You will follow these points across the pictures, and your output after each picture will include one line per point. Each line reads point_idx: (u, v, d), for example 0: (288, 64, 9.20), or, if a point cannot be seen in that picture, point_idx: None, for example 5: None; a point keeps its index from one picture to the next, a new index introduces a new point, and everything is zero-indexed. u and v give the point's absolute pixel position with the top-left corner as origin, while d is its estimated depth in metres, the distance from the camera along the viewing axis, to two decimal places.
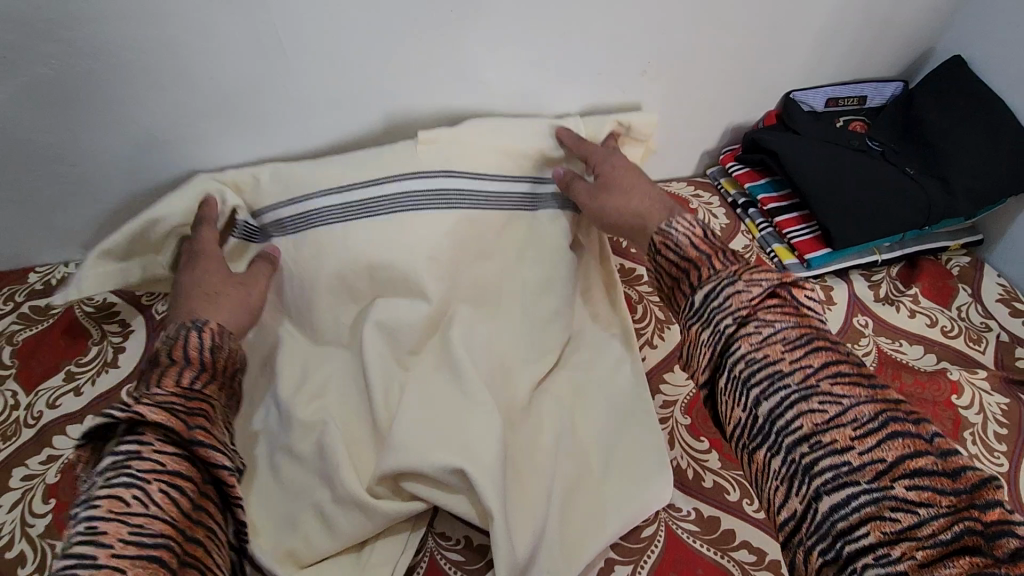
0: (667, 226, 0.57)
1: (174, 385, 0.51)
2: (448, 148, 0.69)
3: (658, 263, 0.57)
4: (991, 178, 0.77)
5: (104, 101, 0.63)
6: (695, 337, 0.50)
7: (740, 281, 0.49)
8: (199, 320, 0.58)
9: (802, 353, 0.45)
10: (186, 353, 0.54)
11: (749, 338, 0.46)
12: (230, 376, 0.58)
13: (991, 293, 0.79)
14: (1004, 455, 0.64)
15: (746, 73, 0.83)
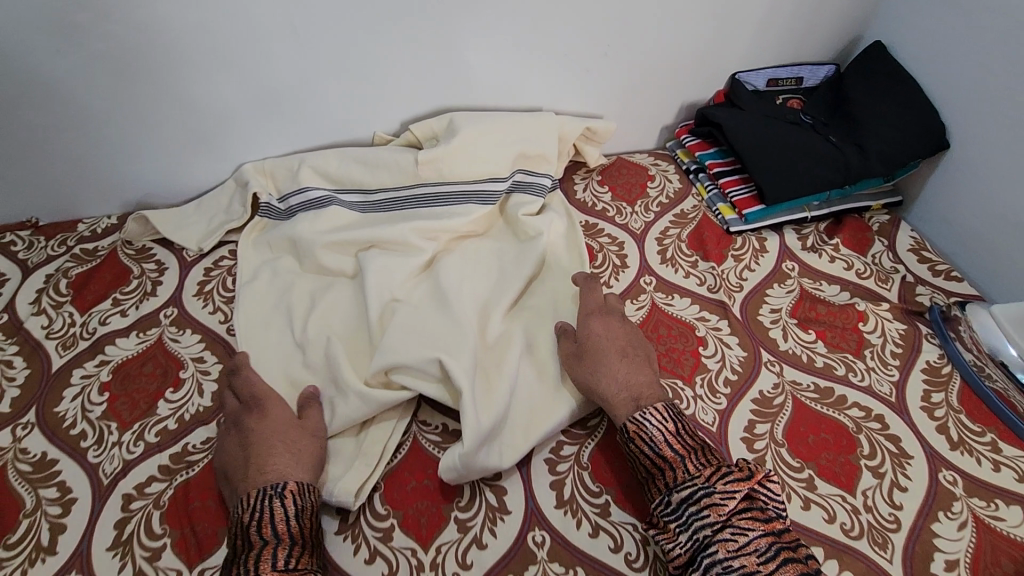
0: (641, 417, 0.63)
1: (273, 571, 0.53)
2: (443, 164, 0.89)
3: (631, 450, 0.63)
4: (902, 143, 0.89)
5: (153, 71, 0.80)
6: (671, 532, 0.57)
7: (716, 491, 0.57)
8: (279, 484, 0.58)
9: (775, 565, 0.52)
10: (275, 530, 0.55)
11: (726, 544, 0.54)
12: (312, 530, 0.59)
13: (904, 244, 0.91)
14: (897, 368, 0.76)
15: (692, 56, 0.97)
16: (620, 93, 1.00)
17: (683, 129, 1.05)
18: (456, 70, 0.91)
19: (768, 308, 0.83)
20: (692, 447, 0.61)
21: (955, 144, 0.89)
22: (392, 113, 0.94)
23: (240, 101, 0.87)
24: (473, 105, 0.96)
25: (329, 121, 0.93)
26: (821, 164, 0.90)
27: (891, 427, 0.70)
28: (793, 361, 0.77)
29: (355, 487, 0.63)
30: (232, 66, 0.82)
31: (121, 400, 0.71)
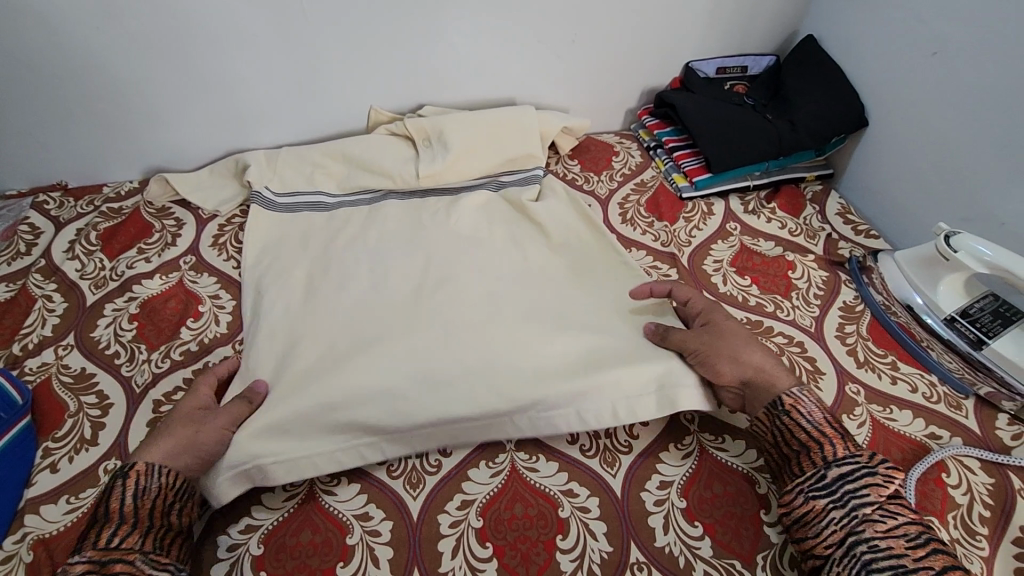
0: (797, 390, 0.66)
1: (94, 549, 0.54)
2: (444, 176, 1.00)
3: (780, 423, 0.65)
4: (828, 119, 1.03)
5: (177, 51, 0.92)
6: (820, 507, 0.59)
7: (879, 474, 0.59)
8: (128, 464, 0.60)
9: (925, 552, 0.53)
10: (115, 507, 0.57)
11: (874, 524, 0.56)
12: (165, 517, 0.59)
13: (832, 208, 1.05)
14: (818, 306, 0.89)
15: (651, 46, 1.11)
16: (589, 78, 1.13)
17: (644, 111, 1.18)
18: (443, 54, 1.03)
19: (712, 259, 0.96)
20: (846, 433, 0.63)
21: (874, 121, 1.02)
22: (386, 92, 1.06)
23: (251, 75, 0.98)
24: (458, 88, 1.09)
25: (330, 98, 1.05)
26: (759, 136, 1.03)
27: (809, 351, 0.83)
28: (730, 300, 0.89)
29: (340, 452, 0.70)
30: (246, 44, 0.94)
31: (149, 327, 0.82)
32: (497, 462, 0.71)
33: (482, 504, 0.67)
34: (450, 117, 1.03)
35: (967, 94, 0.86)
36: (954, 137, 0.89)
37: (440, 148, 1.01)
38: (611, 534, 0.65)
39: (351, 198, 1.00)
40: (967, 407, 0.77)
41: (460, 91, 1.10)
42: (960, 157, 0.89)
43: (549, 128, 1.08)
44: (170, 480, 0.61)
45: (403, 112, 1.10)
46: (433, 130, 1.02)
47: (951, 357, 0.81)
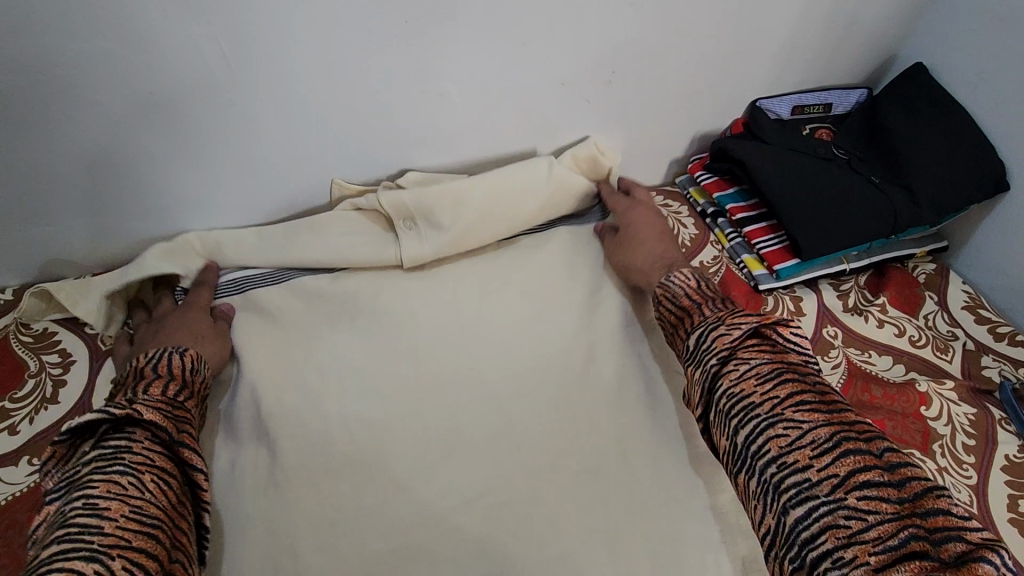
0: (666, 280, 0.68)
1: (159, 395, 0.54)
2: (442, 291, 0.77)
3: (659, 311, 0.68)
4: (955, 187, 0.77)
5: (42, 122, 0.61)
6: (689, 374, 0.57)
7: (724, 325, 0.57)
8: (181, 346, 0.61)
9: (772, 385, 0.51)
10: (168, 368, 0.57)
11: (730, 375, 0.54)
12: (202, 396, 0.61)
13: (957, 301, 0.79)
14: (973, 467, 0.64)
15: (711, 82, 0.83)
16: (627, 124, 0.85)
17: (697, 165, 0.90)
18: (432, 101, 0.74)
19: None
20: (710, 298, 0.63)
21: (1017, 187, 0.77)
22: (356, 158, 0.77)
23: (160, 145, 0.67)
24: (455, 145, 0.80)
25: (275, 168, 0.75)
26: (863, 210, 0.77)
27: None
28: None
29: None
30: (146, 105, 0.63)
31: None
32: None
33: None
34: (435, 186, 0.77)
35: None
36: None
37: (432, 233, 0.78)
38: None
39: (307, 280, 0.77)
40: None
41: (457, 149, 0.81)
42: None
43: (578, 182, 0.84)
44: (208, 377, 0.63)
45: (379, 181, 0.81)
46: (417, 207, 0.77)
47: None
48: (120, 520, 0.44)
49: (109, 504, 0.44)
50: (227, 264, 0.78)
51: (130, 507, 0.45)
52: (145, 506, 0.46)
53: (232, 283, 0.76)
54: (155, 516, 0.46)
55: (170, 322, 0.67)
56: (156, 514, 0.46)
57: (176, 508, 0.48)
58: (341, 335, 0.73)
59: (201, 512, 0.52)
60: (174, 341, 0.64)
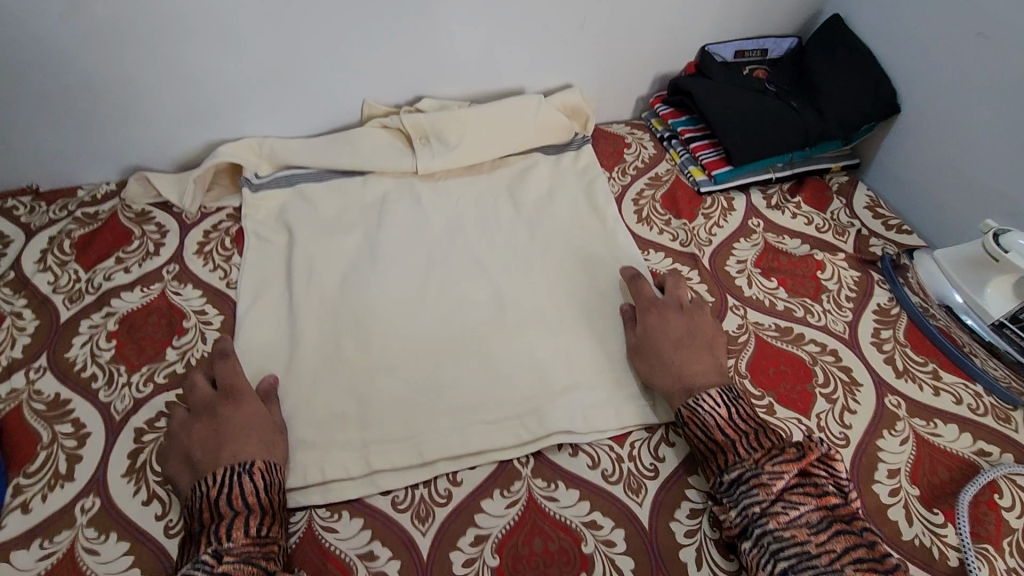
0: (695, 404, 0.65)
1: (245, 537, 0.56)
2: (447, 188, 0.98)
3: (686, 435, 0.66)
4: (858, 108, 0.96)
5: (155, 42, 0.85)
6: (724, 506, 0.60)
7: (765, 473, 0.59)
8: (247, 462, 0.60)
9: (826, 537, 0.55)
10: (246, 501, 0.58)
11: (778, 516, 0.57)
12: (282, 505, 0.62)
13: (861, 202, 0.98)
14: (851, 310, 0.83)
15: (665, 28, 1.03)
16: (597, 64, 1.06)
17: (657, 99, 1.10)
18: (440, 42, 0.95)
19: (735, 260, 0.89)
20: (744, 430, 0.63)
21: (906, 106, 0.95)
22: (379, 82, 0.99)
23: (228, 64, 0.90)
24: (458, 76, 1.01)
25: (317, 87, 0.96)
26: (782, 126, 0.96)
27: (844, 360, 0.77)
28: (757, 304, 0.83)
29: (338, 492, 0.65)
30: (220, 37, 0.87)
31: (129, 346, 0.76)
32: (512, 490, 0.65)
33: (497, 540, 0.61)
34: (446, 112, 0.98)
35: (1004, 80, 0.80)
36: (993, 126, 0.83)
37: (441, 148, 0.97)
38: (640, 570, 0.60)
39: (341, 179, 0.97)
40: (1016, 418, 0.72)
41: (461, 79, 1.02)
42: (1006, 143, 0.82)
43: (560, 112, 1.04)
44: (280, 480, 0.63)
45: (398, 104, 1.03)
46: (430, 126, 0.97)
47: (996, 365, 0.75)
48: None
49: None
50: (280, 165, 0.98)
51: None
52: None
53: (276, 180, 0.96)
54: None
55: (229, 422, 0.63)
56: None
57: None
58: (370, 217, 0.94)
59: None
60: (237, 456, 0.61)
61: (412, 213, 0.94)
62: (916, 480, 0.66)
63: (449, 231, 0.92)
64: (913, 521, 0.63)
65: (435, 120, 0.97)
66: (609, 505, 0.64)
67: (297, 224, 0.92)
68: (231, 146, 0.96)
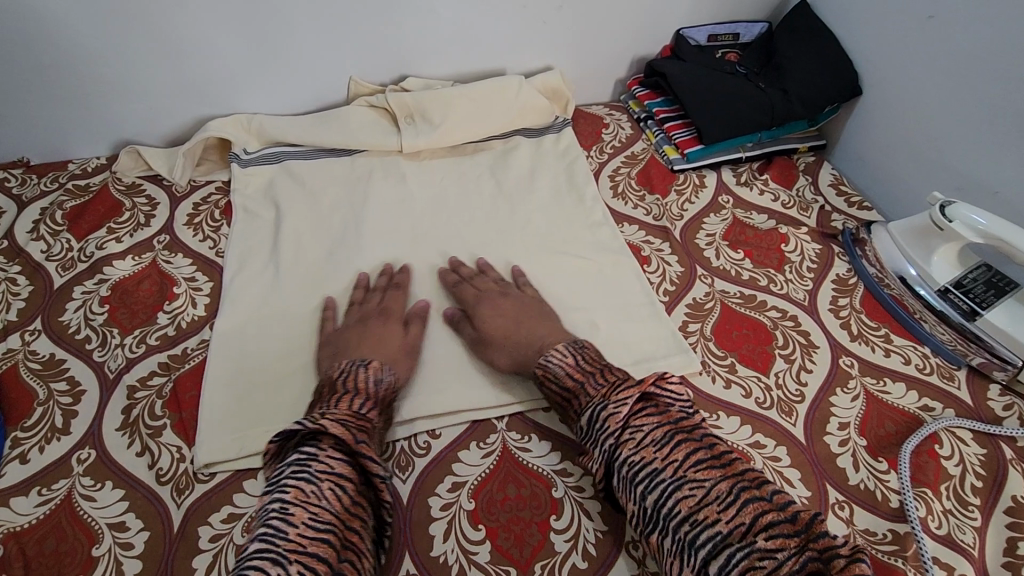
0: (545, 361, 0.69)
1: (346, 408, 0.63)
2: (431, 166, 1.01)
3: (545, 393, 0.69)
4: (821, 89, 1.00)
5: (142, 18, 0.88)
6: (592, 451, 0.63)
7: (610, 404, 0.62)
8: (364, 359, 0.69)
9: (668, 449, 0.58)
10: (355, 384, 0.66)
11: (627, 445, 0.60)
12: (387, 402, 0.68)
13: (825, 180, 1.03)
14: (811, 279, 0.88)
15: (640, 11, 1.07)
16: (576, 46, 1.09)
17: (633, 81, 1.14)
18: (425, 21, 0.99)
19: (704, 233, 0.94)
20: (590, 372, 0.67)
21: (868, 88, 1.00)
22: (365, 61, 1.02)
23: (219, 40, 0.93)
24: (441, 56, 1.04)
25: (304, 65, 0.99)
26: (751, 107, 1.01)
27: (803, 325, 0.82)
28: (723, 274, 0.88)
29: None
30: (211, 10, 0.89)
31: (121, 310, 0.79)
32: (488, 442, 0.69)
33: (474, 486, 0.65)
34: (430, 92, 1.01)
35: (955, 62, 0.85)
36: (946, 106, 0.88)
37: (426, 127, 1.00)
38: (605, 512, 0.64)
39: (327, 156, 1.00)
40: (959, 378, 0.77)
41: (443, 59, 1.05)
42: (956, 123, 0.87)
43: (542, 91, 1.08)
44: (394, 381, 0.70)
45: (384, 83, 1.06)
46: (415, 106, 1.00)
47: (944, 329, 0.79)
48: (299, 527, 0.52)
49: (295, 509, 0.53)
50: (268, 141, 1.01)
51: (310, 513, 0.53)
52: (323, 512, 0.54)
53: (264, 157, 0.99)
54: (330, 520, 0.54)
55: (370, 332, 0.74)
56: (329, 519, 0.54)
57: (348, 510, 0.56)
58: (356, 191, 0.97)
59: (379, 513, 0.59)
60: (363, 355, 0.70)
61: (397, 188, 0.97)
62: (864, 432, 0.71)
63: (433, 204, 0.96)
64: (859, 468, 0.68)
65: (418, 98, 1.00)
66: (579, 454, 0.68)
67: (284, 197, 0.95)
68: (220, 122, 0.98)
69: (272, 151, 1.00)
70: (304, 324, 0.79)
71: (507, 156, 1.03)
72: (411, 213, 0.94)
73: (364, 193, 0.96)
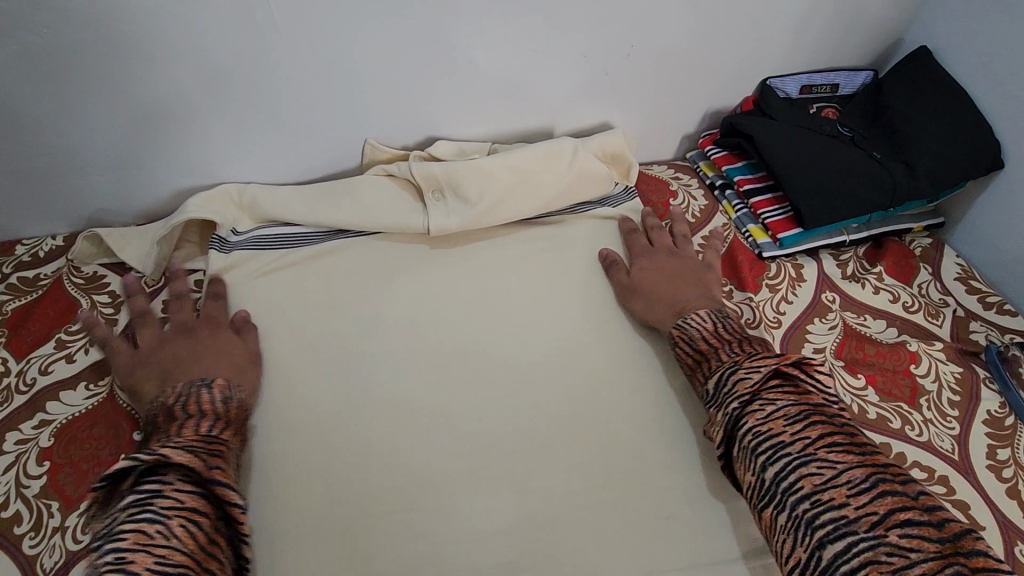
0: (683, 322, 0.67)
1: (193, 434, 0.54)
2: (464, 250, 0.82)
3: (676, 353, 0.67)
4: (951, 163, 0.81)
5: (101, 74, 0.69)
6: (714, 416, 0.57)
7: (742, 368, 0.56)
8: (207, 378, 0.60)
9: (801, 425, 0.50)
10: (199, 407, 0.57)
11: (754, 414, 0.53)
12: (241, 424, 0.60)
13: (950, 272, 0.83)
14: (956, 419, 0.69)
15: (722, 60, 0.88)
16: (641, 100, 0.90)
17: (707, 140, 0.95)
18: (460, 73, 0.80)
19: (810, 348, 0.74)
20: (728, 339, 0.63)
21: (1011, 163, 0.81)
22: (386, 121, 0.82)
23: (203, 100, 0.74)
24: (479, 113, 0.85)
25: (313, 127, 0.80)
26: (864, 182, 0.81)
27: (956, 492, 0.63)
28: (844, 412, 0.68)
29: None
30: (193, 59, 0.70)
31: (65, 471, 0.60)
32: None
33: None
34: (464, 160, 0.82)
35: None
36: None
37: (459, 204, 0.81)
38: None
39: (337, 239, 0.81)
40: None
41: (479, 117, 0.86)
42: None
43: (601, 154, 0.88)
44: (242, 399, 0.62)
45: (407, 146, 0.86)
46: (445, 178, 0.81)
47: None
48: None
49: (134, 557, 0.42)
50: (262, 219, 0.82)
51: (155, 557, 0.43)
52: (171, 554, 0.44)
53: (256, 240, 0.79)
54: (181, 563, 0.44)
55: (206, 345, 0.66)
56: (181, 562, 0.44)
57: (204, 551, 0.46)
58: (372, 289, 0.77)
59: (237, 546, 0.50)
60: (201, 373, 0.62)
61: (421, 283, 0.78)
62: None
63: (468, 303, 0.76)
64: None
65: (450, 169, 0.81)
66: None
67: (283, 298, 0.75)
68: (202, 198, 0.79)
69: (268, 232, 0.81)
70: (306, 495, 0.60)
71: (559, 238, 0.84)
72: (439, 319, 0.75)
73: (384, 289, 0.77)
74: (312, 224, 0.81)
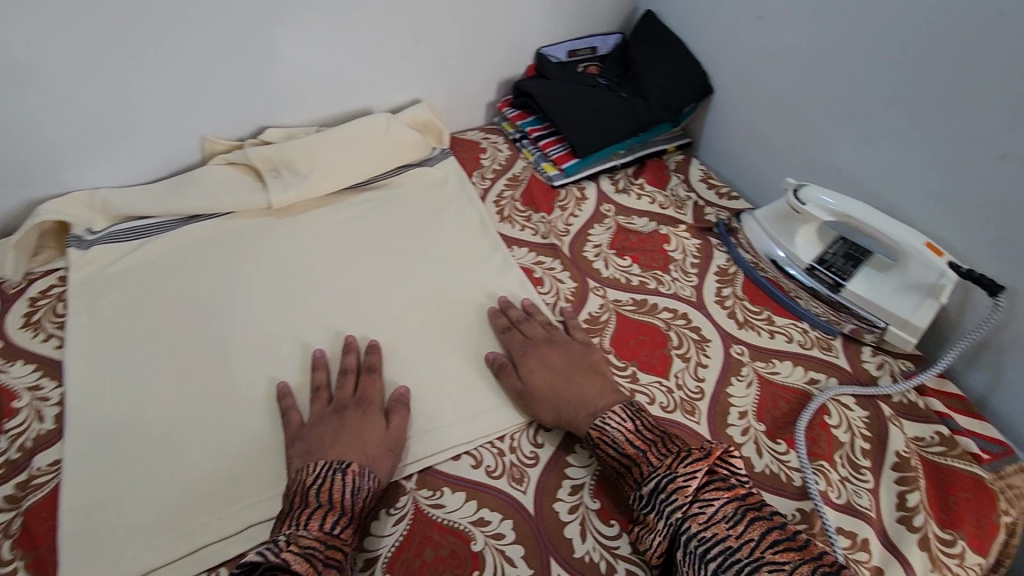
0: (602, 422, 0.65)
1: (319, 529, 0.56)
2: (306, 217, 0.96)
3: (599, 455, 0.65)
4: (677, 92, 1.05)
5: None
6: (650, 521, 0.59)
7: (679, 475, 0.58)
8: (344, 462, 0.62)
9: (743, 526, 0.54)
10: (330, 496, 0.59)
11: (697, 517, 0.56)
12: (364, 517, 0.61)
13: (696, 176, 1.08)
14: (696, 274, 0.91)
15: (498, 36, 1.08)
16: (441, 77, 1.08)
17: (503, 103, 1.15)
18: (275, 69, 0.94)
19: (591, 245, 0.95)
20: (652, 439, 0.63)
21: (719, 87, 1.06)
22: (218, 118, 0.95)
23: (36, 117, 0.83)
24: (301, 102, 1.00)
25: (150, 130, 0.92)
26: (617, 116, 1.04)
27: (693, 321, 0.85)
28: (615, 283, 0.89)
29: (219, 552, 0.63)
30: (18, 83, 0.79)
31: None
32: (398, 507, 0.66)
33: (387, 558, 0.62)
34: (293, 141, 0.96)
35: (953, 78, 0.73)
36: (931, 139, 0.77)
37: (293, 177, 0.95)
38: (529, 556, 0.62)
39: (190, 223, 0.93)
40: (836, 346, 0.83)
41: (304, 106, 1.01)
42: (977, 186, 0.74)
43: (414, 124, 1.06)
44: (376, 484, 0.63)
45: (242, 137, 1.00)
46: (278, 158, 0.95)
47: (817, 304, 0.85)
48: None
49: None
50: (117, 217, 0.92)
51: None
52: None
53: (112, 235, 0.89)
54: None
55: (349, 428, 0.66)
56: None
57: None
58: (227, 258, 0.89)
59: None
60: (337, 455, 0.63)
61: (270, 247, 0.91)
62: (761, 417, 0.74)
63: (313, 257, 0.91)
64: (761, 453, 0.71)
65: (282, 151, 0.95)
66: (496, 501, 0.66)
67: (146, 278, 0.86)
68: (55, 203, 0.88)
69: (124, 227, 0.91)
70: (163, 441, 0.70)
71: (388, 195, 1.00)
72: (288, 272, 0.89)
73: (237, 256, 0.90)
74: (164, 214, 0.92)
